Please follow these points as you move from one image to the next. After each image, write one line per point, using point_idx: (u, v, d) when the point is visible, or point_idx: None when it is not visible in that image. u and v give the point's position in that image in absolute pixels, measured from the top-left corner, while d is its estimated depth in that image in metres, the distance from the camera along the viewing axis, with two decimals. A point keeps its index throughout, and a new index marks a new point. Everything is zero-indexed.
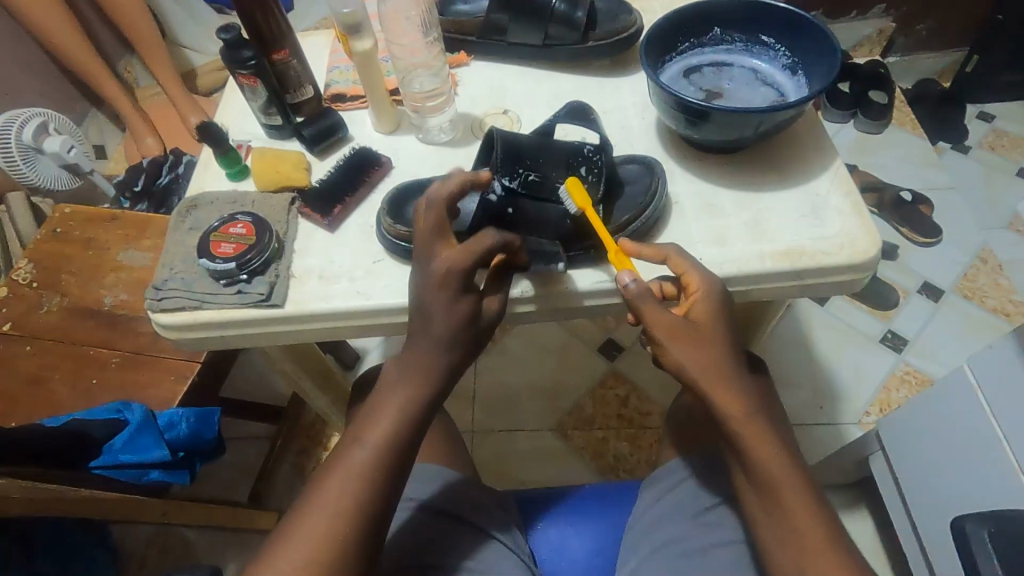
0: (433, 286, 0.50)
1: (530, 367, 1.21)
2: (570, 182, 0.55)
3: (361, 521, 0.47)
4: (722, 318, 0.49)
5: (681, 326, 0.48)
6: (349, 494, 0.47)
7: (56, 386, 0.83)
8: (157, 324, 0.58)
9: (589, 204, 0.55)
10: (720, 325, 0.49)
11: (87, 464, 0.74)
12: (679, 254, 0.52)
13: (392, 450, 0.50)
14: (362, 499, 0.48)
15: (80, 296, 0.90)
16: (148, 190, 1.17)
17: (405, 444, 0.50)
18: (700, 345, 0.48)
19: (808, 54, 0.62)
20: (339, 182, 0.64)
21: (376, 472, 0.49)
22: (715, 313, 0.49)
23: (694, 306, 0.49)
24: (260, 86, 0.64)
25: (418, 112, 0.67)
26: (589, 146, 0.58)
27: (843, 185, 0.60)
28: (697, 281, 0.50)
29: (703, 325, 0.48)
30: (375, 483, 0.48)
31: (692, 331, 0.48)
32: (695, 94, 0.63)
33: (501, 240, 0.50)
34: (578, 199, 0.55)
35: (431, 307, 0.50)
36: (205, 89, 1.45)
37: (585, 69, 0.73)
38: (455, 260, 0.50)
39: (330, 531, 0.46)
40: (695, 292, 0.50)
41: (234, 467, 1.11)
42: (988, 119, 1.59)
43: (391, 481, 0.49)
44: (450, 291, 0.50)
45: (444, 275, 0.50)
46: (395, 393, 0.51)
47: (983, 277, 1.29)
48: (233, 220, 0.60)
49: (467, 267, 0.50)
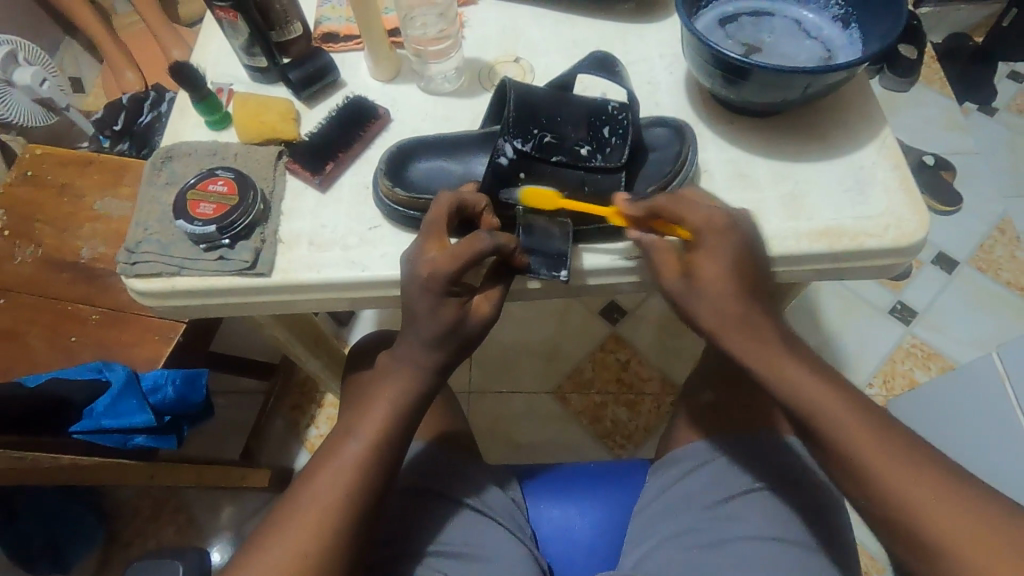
0: (420, 284, 0.46)
1: (530, 327, 1.17)
2: (526, 190, 0.50)
3: (349, 521, 0.45)
4: (728, 266, 0.47)
5: (687, 292, 0.48)
6: (338, 492, 0.46)
7: (35, 343, 0.79)
8: (132, 290, 0.53)
9: (553, 201, 0.49)
10: (725, 272, 0.46)
11: (68, 429, 0.70)
12: (666, 198, 0.47)
13: (381, 448, 0.48)
14: (353, 494, 0.46)
15: (56, 246, 0.84)
16: (129, 129, 1.09)
17: (395, 438, 0.48)
18: (710, 304, 0.47)
19: (866, 5, 0.55)
20: (331, 136, 0.57)
21: (369, 468, 0.47)
22: (723, 258, 0.47)
23: (697, 254, 0.47)
24: (241, 22, 0.57)
25: (420, 57, 0.60)
26: (612, 102, 0.51)
27: (890, 158, 0.55)
28: (693, 223, 0.46)
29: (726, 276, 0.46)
30: (367, 479, 0.47)
31: (696, 287, 0.47)
32: (733, 47, 0.56)
33: (492, 246, 0.45)
34: (543, 206, 0.50)
35: (415, 299, 0.46)
36: (187, 20, 1.34)
37: (607, 12, 0.65)
38: (439, 264, 0.45)
39: (314, 530, 0.44)
40: (697, 233, 0.46)
41: (227, 422, 1.09)
42: (1018, 79, 1.49)
43: (380, 479, 0.47)
44: (439, 297, 0.46)
45: (428, 278, 0.45)
46: (386, 387, 0.49)
47: (1000, 248, 1.24)
48: (213, 176, 0.54)
49: (452, 272, 0.45)
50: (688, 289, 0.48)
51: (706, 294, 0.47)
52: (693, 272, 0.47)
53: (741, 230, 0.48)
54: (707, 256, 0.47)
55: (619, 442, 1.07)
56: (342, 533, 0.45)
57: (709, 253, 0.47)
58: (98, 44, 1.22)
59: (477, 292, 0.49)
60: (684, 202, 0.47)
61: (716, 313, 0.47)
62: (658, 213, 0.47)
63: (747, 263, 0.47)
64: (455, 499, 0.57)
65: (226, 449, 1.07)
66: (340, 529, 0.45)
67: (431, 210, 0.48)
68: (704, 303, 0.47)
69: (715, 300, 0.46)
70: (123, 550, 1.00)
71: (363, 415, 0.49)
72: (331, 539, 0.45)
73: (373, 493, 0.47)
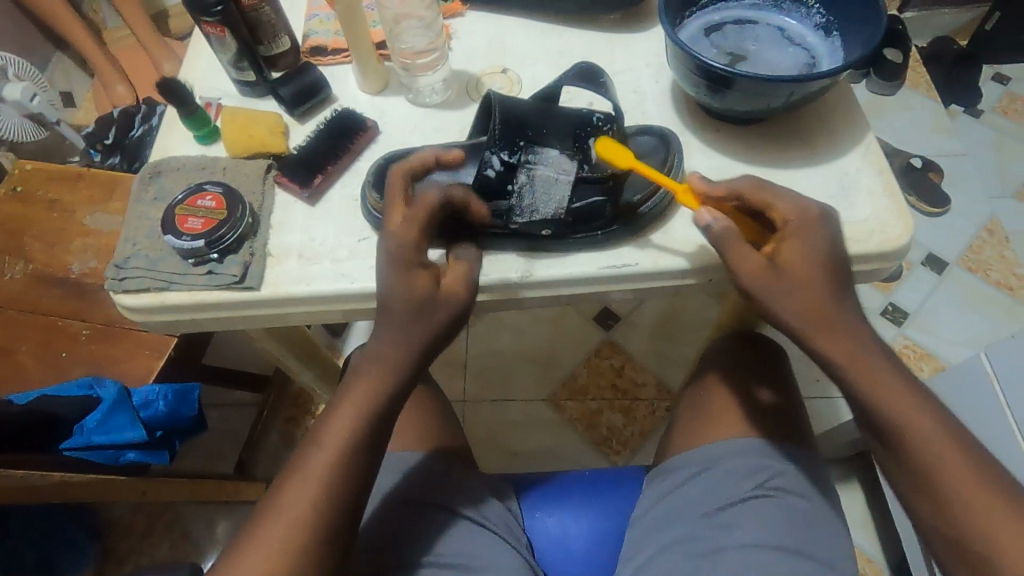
0: (385, 256, 0.48)
1: (524, 335, 1.17)
2: (600, 141, 0.51)
3: (329, 508, 0.46)
4: (816, 259, 0.46)
5: (767, 279, 0.46)
6: (317, 485, 0.45)
7: (25, 360, 0.78)
8: (121, 306, 0.53)
9: (629, 160, 0.50)
10: (814, 265, 0.46)
11: (57, 446, 0.69)
12: (755, 184, 0.48)
13: (346, 458, 0.46)
14: (320, 508, 0.45)
15: (46, 262, 0.84)
16: (120, 143, 1.09)
17: (367, 439, 0.47)
18: (796, 295, 0.45)
19: (847, 12, 0.56)
20: (318, 149, 0.57)
21: (336, 480, 0.46)
22: (806, 251, 0.46)
23: (785, 243, 0.47)
24: (229, 37, 0.57)
25: (408, 69, 0.61)
26: (599, 115, 0.51)
27: (875, 163, 0.55)
28: (788, 210, 0.47)
29: (794, 267, 0.46)
30: (336, 492, 0.46)
31: (782, 278, 0.46)
32: (717, 56, 0.56)
33: (440, 197, 0.47)
34: (616, 161, 0.50)
35: (381, 271, 0.48)
36: (178, 34, 1.34)
37: (593, 23, 0.66)
38: (399, 233, 0.48)
39: (294, 521, 0.45)
40: (786, 222, 0.47)
41: (221, 435, 1.09)
42: (1003, 81, 1.51)
43: (353, 485, 0.47)
44: (407, 267, 0.47)
45: (393, 250, 0.48)
46: (359, 380, 0.48)
47: (989, 249, 1.25)
48: (201, 191, 0.54)
49: (411, 237, 0.47)
50: (769, 279, 0.46)
51: (781, 282, 0.45)
52: (779, 261, 0.46)
53: (829, 223, 0.48)
54: (796, 244, 0.46)
55: (614, 449, 1.07)
56: (324, 525, 0.45)
57: (798, 244, 0.46)
58: (88, 58, 1.22)
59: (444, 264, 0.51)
60: (773, 192, 0.48)
61: (798, 308, 0.45)
62: (742, 194, 0.48)
63: (835, 259, 0.47)
64: (450, 509, 0.56)
65: (220, 463, 1.06)
66: (322, 519, 0.45)
67: (389, 183, 0.50)
68: (789, 296, 0.45)
69: (804, 293, 0.45)
70: (117, 566, 0.99)
71: (326, 423, 0.47)
72: (311, 530, 0.45)
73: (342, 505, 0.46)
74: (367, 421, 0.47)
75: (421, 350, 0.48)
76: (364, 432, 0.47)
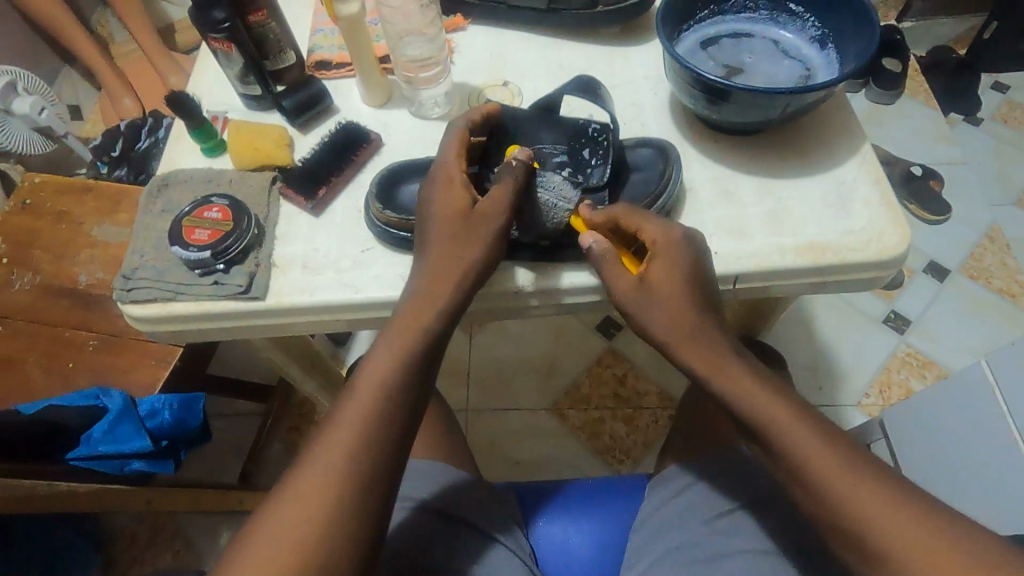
0: (436, 195, 0.50)
1: (526, 344, 1.18)
2: (508, 151, 0.53)
3: (359, 497, 0.40)
4: (682, 279, 0.47)
5: (633, 297, 0.48)
6: (341, 474, 0.40)
7: (32, 370, 0.79)
8: (128, 316, 0.53)
9: (525, 168, 0.51)
10: (679, 282, 0.47)
11: (64, 456, 0.69)
12: (626, 209, 0.49)
13: (369, 450, 0.41)
14: (340, 505, 0.39)
15: (54, 273, 0.85)
16: (127, 155, 1.10)
17: (390, 430, 0.43)
18: (665, 310, 0.47)
19: (842, 25, 0.57)
20: (324, 161, 0.58)
21: (360, 474, 0.41)
22: (672, 270, 0.47)
23: (650, 265, 0.48)
24: (236, 52, 0.58)
25: (411, 83, 0.62)
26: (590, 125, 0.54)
27: (872, 173, 0.56)
28: (654, 233, 0.48)
29: (660, 286, 0.47)
30: (357, 487, 0.40)
31: (646, 296, 0.47)
32: (713, 69, 0.57)
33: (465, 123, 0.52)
34: (516, 167, 0.52)
35: (428, 210, 0.50)
36: (184, 48, 1.36)
37: (592, 37, 0.67)
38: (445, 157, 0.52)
39: (318, 509, 0.39)
40: (653, 244, 0.48)
41: (225, 445, 1.09)
42: (1002, 89, 1.52)
43: (377, 482, 0.41)
44: (455, 211, 0.49)
45: (446, 191, 0.50)
46: (376, 362, 0.45)
47: (990, 256, 1.26)
48: (207, 203, 0.55)
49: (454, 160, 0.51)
50: (637, 298, 0.48)
51: (648, 301, 0.47)
52: (646, 280, 0.48)
53: (694, 246, 0.49)
54: (661, 266, 0.48)
55: (617, 458, 1.07)
56: (355, 517, 0.40)
57: (663, 265, 0.47)
58: (97, 72, 1.24)
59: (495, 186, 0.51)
60: (644, 216, 0.49)
61: (667, 324, 0.47)
62: (618, 220, 0.49)
63: (699, 277, 0.48)
64: (464, 520, 0.55)
65: (224, 472, 1.06)
66: (351, 510, 0.40)
67: (450, 130, 0.53)
68: (656, 313, 0.47)
69: (666, 309, 0.47)
70: None
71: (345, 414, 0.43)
72: (340, 523, 0.39)
73: (366, 502, 0.40)
74: (391, 407, 0.43)
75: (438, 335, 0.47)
76: (389, 416, 0.43)
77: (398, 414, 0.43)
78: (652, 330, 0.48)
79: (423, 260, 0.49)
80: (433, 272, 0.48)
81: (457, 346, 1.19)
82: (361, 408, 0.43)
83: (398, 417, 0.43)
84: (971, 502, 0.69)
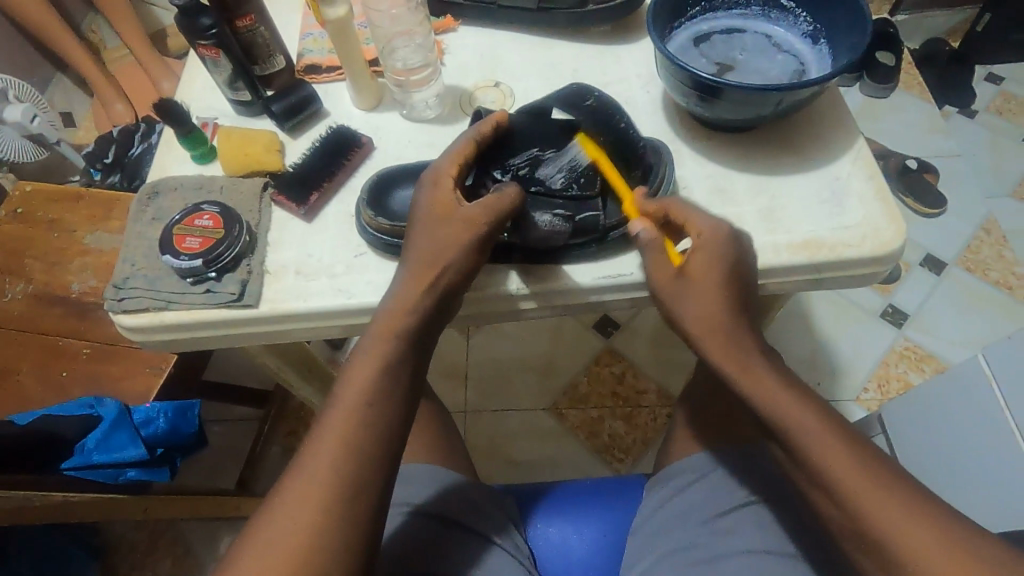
0: (424, 195, 0.50)
1: (524, 344, 1.18)
2: (581, 136, 0.54)
3: (351, 501, 0.40)
4: (722, 270, 0.47)
5: (675, 287, 0.47)
6: (333, 479, 0.40)
7: (26, 380, 0.79)
8: (120, 326, 0.53)
9: (600, 155, 0.53)
10: (719, 276, 0.46)
11: (58, 466, 0.69)
12: (680, 202, 0.50)
13: (355, 459, 0.41)
14: (332, 517, 0.39)
15: (47, 281, 0.84)
16: (120, 162, 1.10)
17: (376, 438, 0.42)
18: (699, 304, 0.46)
19: (833, 21, 0.56)
20: (312, 166, 0.58)
21: (346, 485, 0.40)
22: (714, 263, 0.47)
23: (693, 256, 0.47)
24: (224, 59, 0.58)
25: (402, 87, 0.61)
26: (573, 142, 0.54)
27: (866, 168, 0.56)
28: (701, 226, 0.48)
29: (700, 275, 0.46)
30: (347, 498, 0.40)
31: (685, 287, 0.47)
32: (705, 67, 0.57)
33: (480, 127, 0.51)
34: (588, 150, 0.53)
35: (416, 210, 0.50)
36: (176, 53, 1.36)
37: (583, 36, 0.67)
38: (447, 160, 0.50)
39: (312, 515, 0.39)
40: (699, 236, 0.48)
41: (223, 451, 1.09)
42: (996, 81, 1.52)
43: (367, 491, 0.41)
44: (440, 212, 0.49)
45: (433, 191, 0.50)
46: (359, 366, 0.45)
47: (987, 248, 1.26)
48: (198, 211, 0.54)
49: (451, 164, 0.50)
50: (677, 289, 0.47)
51: (689, 289, 0.46)
52: (687, 271, 0.47)
53: (739, 245, 0.49)
54: (703, 257, 0.47)
55: (617, 457, 1.07)
56: (348, 522, 0.39)
57: (705, 257, 0.47)
58: (88, 79, 1.23)
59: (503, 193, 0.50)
60: (693, 208, 0.50)
61: (700, 312, 0.46)
62: (669, 211, 0.50)
63: (739, 278, 0.47)
64: (462, 524, 0.54)
65: (223, 478, 1.06)
66: (343, 514, 0.39)
67: (459, 138, 0.52)
68: (691, 303, 0.46)
69: (702, 304, 0.46)
70: None
71: (326, 425, 0.42)
72: (334, 527, 0.39)
73: (356, 514, 0.40)
74: (377, 410, 0.43)
75: (417, 341, 0.46)
76: (372, 424, 0.42)
77: (384, 414, 0.43)
78: (682, 318, 0.47)
79: (406, 264, 0.49)
80: (412, 274, 0.48)
81: (455, 347, 1.18)
82: (347, 415, 0.42)
83: (386, 420, 0.43)
84: (970, 494, 0.69)
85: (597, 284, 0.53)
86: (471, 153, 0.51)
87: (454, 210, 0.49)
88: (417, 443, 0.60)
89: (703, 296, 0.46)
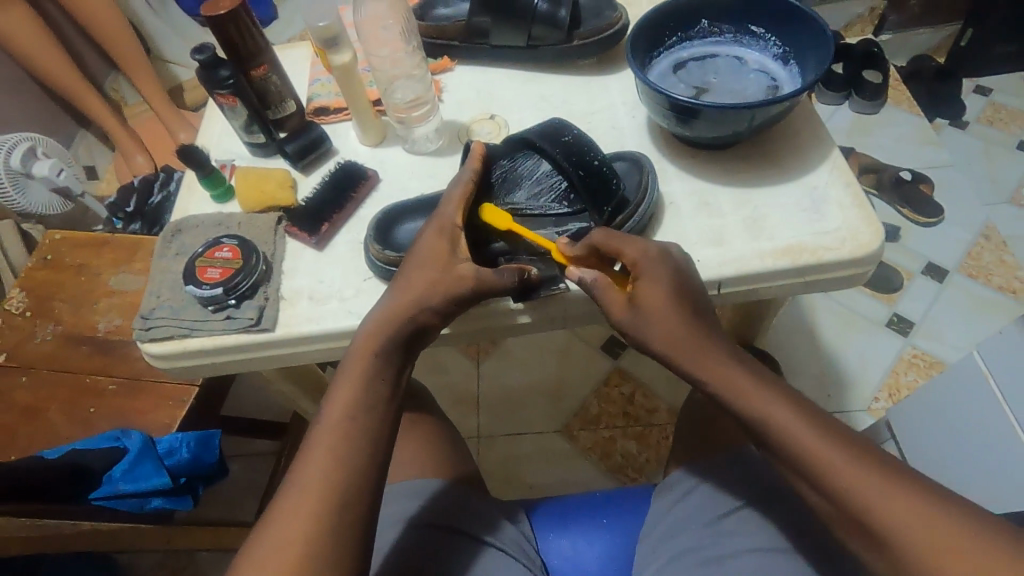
0: (427, 238, 0.52)
1: (531, 367, 1.20)
2: (486, 209, 0.55)
3: (343, 510, 0.42)
4: (669, 293, 0.49)
5: (634, 320, 0.49)
6: (323, 486, 0.42)
7: (55, 417, 0.82)
8: (147, 354, 0.57)
9: (511, 222, 0.54)
10: (667, 299, 0.49)
11: (88, 496, 0.72)
12: (603, 234, 0.50)
13: (350, 469, 0.43)
14: (329, 525, 0.41)
15: (75, 322, 0.89)
16: (140, 210, 1.15)
17: (368, 449, 0.44)
18: (658, 329, 0.48)
19: (801, 42, 0.61)
20: (324, 200, 0.62)
21: (342, 492, 0.42)
22: (663, 287, 0.49)
23: (639, 285, 0.49)
24: (240, 105, 0.63)
25: (403, 122, 0.65)
26: (540, 159, 0.56)
27: (842, 176, 0.59)
28: (635, 256, 0.49)
29: (651, 305, 0.49)
30: (344, 505, 0.42)
31: (642, 316, 0.49)
32: (683, 92, 0.61)
33: (469, 175, 0.54)
34: (498, 224, 0.54)
35: (415, 250, 0.52)
36: (193, 105, 1.43)
37: (571, 69, 0.72)
38: (449, 210, 0.53)
39: (309, 524, 0.41)
40: (634, 265, 0.49)
41: (242, 485, 1.11)
42: (985, 93, 1.55)
43: (363, 498, 0.43)
44: (437, 259, 0.51)
45: (437, 236, 0.52)
46: (343, 385, 0.47)
47: (988, 254, 1.27)
48: (218, 244, 0.59)
49: (454, 213, 0.53)
50: (635, 319, 0.50)
51: (646, 319, 0.49)
52: (638, 302, 0.49)
53: (672, 260, 0.51)
54: (649, 285, 0.49)
55: (631, 476, 1.07)
56: (341, 530, 0.41)
57: (650, 284, 0.49)
58: (111, 134, 1.31)
59: (515, 254, 0.56)
60: (617, 235, 0.50)
61: (667, 335, 0.48)
62: (598, 246, 0.51)
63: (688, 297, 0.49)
64: (469, 536, 0.56)
65: (241, 511, 1.08)
66: (336, 523, 0.41)
67: (456, 182, 0.55)
68: (655, 328, 0.49)
69: (663, 324, 0.48)
70: None
71: (317, 439, 0.44)
72: (327, 536, 0.41)
73: (351, 521, 0.42)
74: (362, 422, 0.45)
75: (401, 361, 0.49)
76: (364, 436, 0.45)
77: (375, 427, 0.45)
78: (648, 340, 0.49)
79: (390, 293, 0.51)
80: (392, 300, 0.50)
81: (466, 374, 1.21)
82: (338, 430, 0.44)
83: (375, 433, 0.45)
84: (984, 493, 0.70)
85: (587, 298, 0.56)
86: (472, 193, 0.54)
87: (452, 261, 0.51)
88: (429, 460, 0.62)
89: (664, 325, 0.48)
